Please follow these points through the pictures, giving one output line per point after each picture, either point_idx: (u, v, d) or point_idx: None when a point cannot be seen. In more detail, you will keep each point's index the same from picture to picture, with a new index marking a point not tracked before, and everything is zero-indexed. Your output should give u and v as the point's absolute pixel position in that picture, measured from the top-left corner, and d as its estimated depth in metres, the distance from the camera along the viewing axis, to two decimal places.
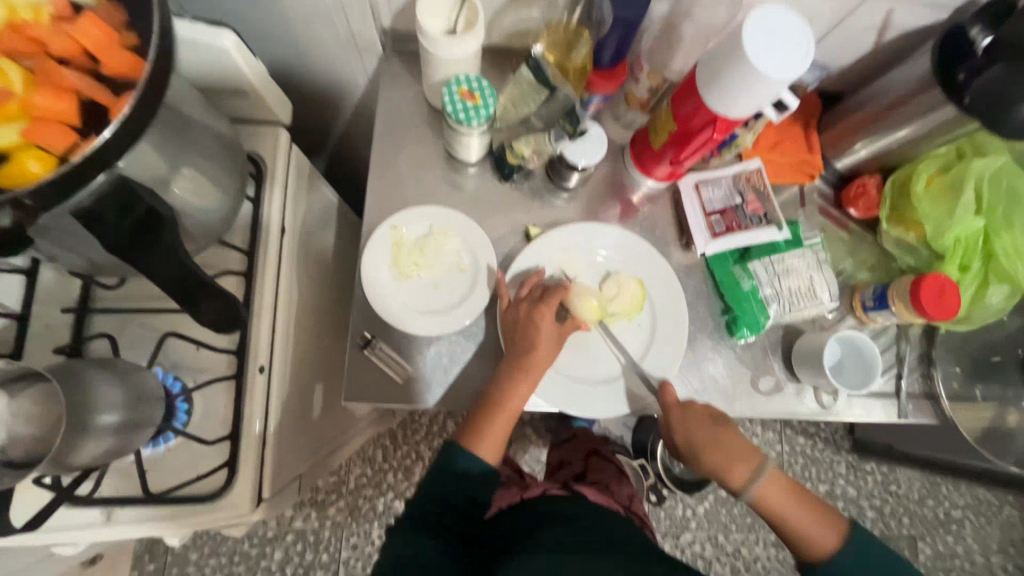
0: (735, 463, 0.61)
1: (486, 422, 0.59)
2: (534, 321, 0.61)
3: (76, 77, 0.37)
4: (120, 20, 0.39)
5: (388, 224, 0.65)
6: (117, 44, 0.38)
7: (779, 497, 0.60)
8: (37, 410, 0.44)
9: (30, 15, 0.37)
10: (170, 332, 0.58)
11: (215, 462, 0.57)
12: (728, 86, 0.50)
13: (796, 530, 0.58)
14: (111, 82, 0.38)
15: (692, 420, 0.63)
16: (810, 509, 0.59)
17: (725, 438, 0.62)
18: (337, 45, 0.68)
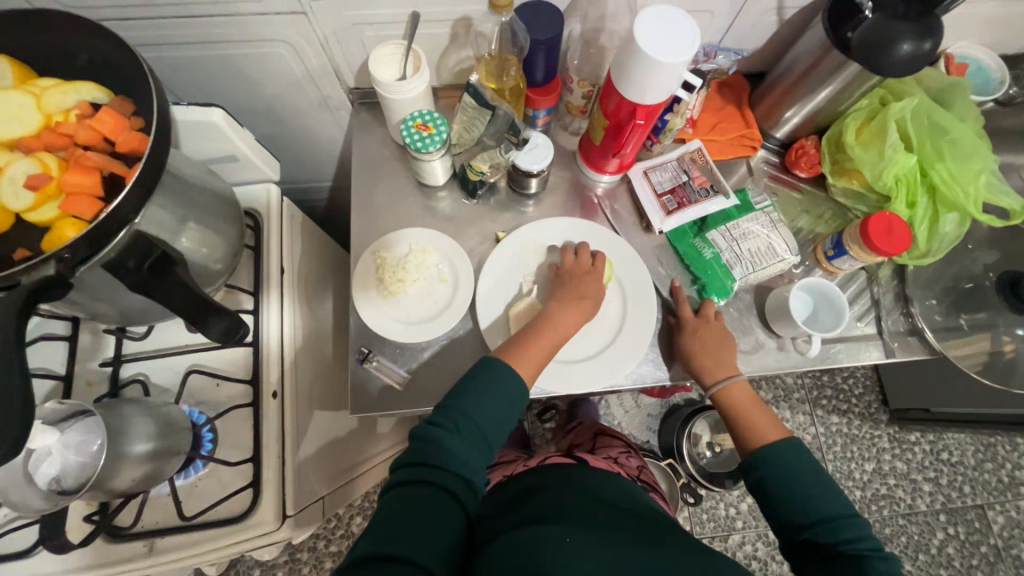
0: (720, 366, 0.68)
1: (532, 344, 0.64)
2: (587, 273, 0.71)
3: (99, 157, 0.46)
4: (130, 109, 0.49)
5: (372, 250, 0.73)
6: (128, 128, 0.48)
7: (744, 402, 0.66)
8: (84, 439, 0.52)
9: (61, 117, 0.47)
10: (192, 369, 0.65)
11: (241, 484, 0.63)
12: (636, 77, 0.58)
13: (750, 425, 0.64)
14: (125, 158, 0.48)
15: (704, 329, 0.70)
16: (767, 417, 0.65)
17: (722, 348, 0.69)
18: (313, 108, 0.80)
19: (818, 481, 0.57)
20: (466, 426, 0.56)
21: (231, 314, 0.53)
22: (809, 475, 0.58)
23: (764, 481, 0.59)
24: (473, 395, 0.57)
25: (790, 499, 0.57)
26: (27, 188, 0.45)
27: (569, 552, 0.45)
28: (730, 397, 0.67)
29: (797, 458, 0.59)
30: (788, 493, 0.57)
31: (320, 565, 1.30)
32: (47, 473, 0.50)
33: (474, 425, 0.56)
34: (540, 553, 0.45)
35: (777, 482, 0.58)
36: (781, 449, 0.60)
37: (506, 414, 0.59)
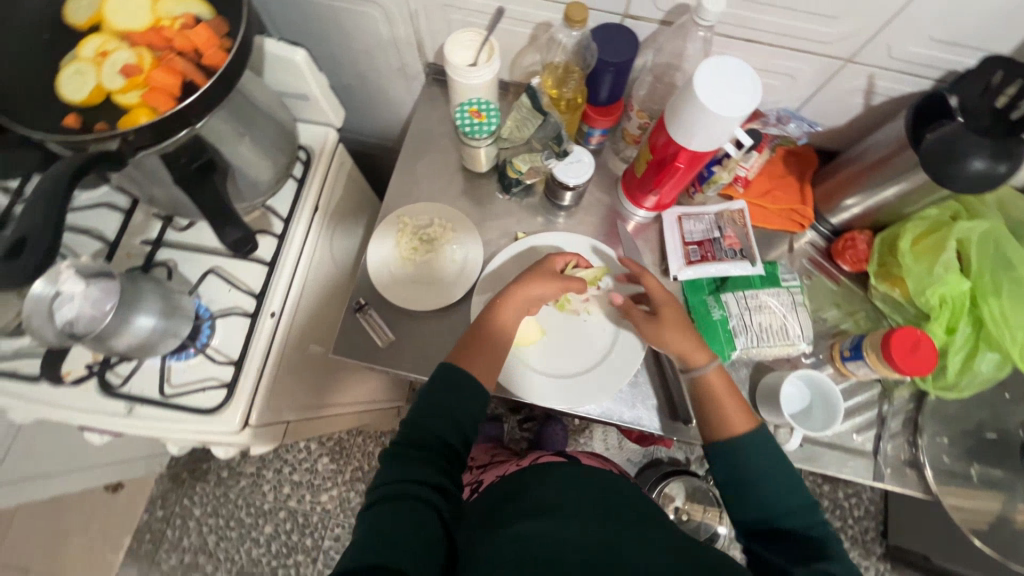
0: (691, 352, 0.64)
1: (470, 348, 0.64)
2: (544, 276, 0.68)
3: (184, 62, 0.53)
4: (224, 30, 0.55)
5: (396, 213, 0.77)
6: (217, 45, 0.53)
7: (720, 387, 0.62)
8: (102, 296, 0.58)
9: (169, 23, 0.54)
10: (212, 270, 0.71)
11: (215, 382, 0.68)
12: (685, 121, 0.58)
13: (722, 413, 0.60)
14: (205, 70, 0.54)
15: (672, 308, 0.67)
16: (740, 404, 0.61)
17: (689, 327, 0.66)
18: (390, 72, 0.85)
19: (786, 473, 0.56)
20: (434, 437, 0.56)
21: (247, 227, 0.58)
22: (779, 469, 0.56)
23: (740, 476, 0.56)
24: (435, 407, 0.57)
25: (764, 493, 0.55)
26: (122, 74, 0.52)
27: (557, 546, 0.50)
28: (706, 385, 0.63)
29: (772, 458, 0.57)
30: (760, 491, 0.55)
31: (279, 488, 1.55)
32: (65, 316, 0.57)
33: (448, 433, 0.57)
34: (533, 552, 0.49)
35: (749, 479, 0.56)
36: (753, 441, 0.57)
37: (477, 410, 0.59)
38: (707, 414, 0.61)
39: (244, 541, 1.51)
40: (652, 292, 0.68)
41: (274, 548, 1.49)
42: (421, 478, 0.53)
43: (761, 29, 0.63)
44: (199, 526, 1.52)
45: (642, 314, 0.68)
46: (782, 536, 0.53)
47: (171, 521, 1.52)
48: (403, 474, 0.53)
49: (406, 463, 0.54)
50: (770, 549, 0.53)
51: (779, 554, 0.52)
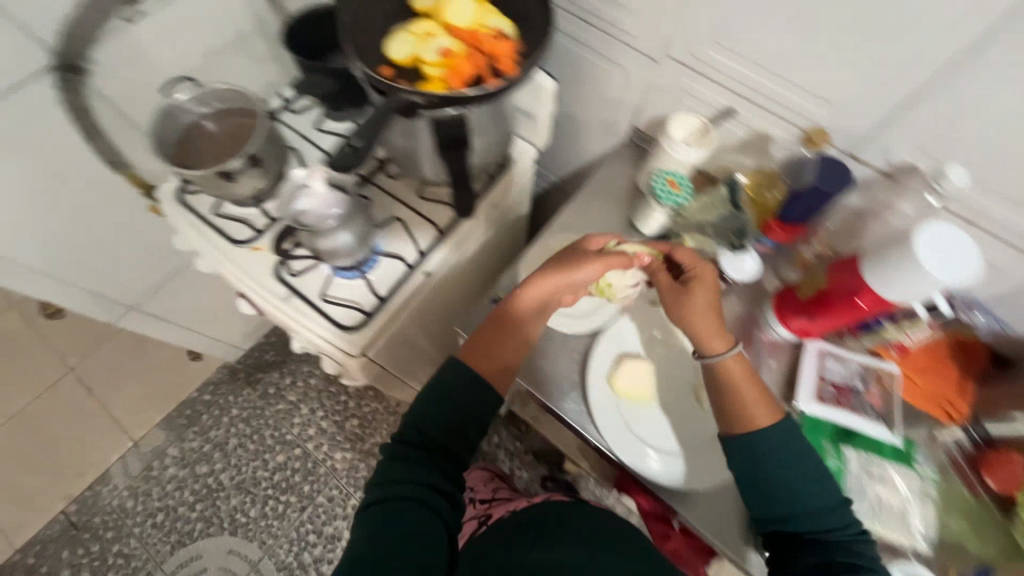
0: (713, 336, 0.66)
1: (493, 337, 0.67)
2: (583, 260, 0.69)
3: (486, 64, 0.65)
4: (520, 51, 0.67)
5: (557, 236, 0.85)
6: (512, 60, 0.66)
7: (744, 376, 0.64)
8: (333, 206, 0.70)
9: (484, 30, 0.67)
10: (397, 217, 0.82)
11: (359, 307, 0.77)
12: (888, 266, 0.60)
13: (745, 406, 0.62)
14: (494, 73, 0.66)
15: (703, 289, 0.67)
16: (764, 399, 0.63)
17: (715, 313, 0.67)
18: (599, 122, 0.95)
19: (801, 452, 0.60)
20: (430, 443, 0.61)
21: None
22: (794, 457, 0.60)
23: (756, 475, 0.60)
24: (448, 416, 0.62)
25: (783, 496, 0.58)
26: (438, 52, 0.65)
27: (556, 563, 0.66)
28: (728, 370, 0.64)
29: (794, 442, 0.60)
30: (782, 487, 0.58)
31: (306, 426, 1.63)
32: (301, 204, 0.70)
33: (439, 438, 0.61)
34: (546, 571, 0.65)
35: (769, 475, 0.59)
36: (780, 427, 0.61)
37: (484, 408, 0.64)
38: (737, 410, 0.62)
39: (259, 458, 1.59)
40: (686, 266, 0.70)
41: (279, 478, 1.56)
42: (410, 493, 0.57)
43: (988, 215, 0.64)
44: (230, 424, 1.63)
45: (672, 281, 0.70)
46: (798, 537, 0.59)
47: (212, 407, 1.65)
48: (401, 479, 0.58)
49: (402, 468, 0.59)
50: (791, 550, 0.59)
51: (800, 559, 0.57)
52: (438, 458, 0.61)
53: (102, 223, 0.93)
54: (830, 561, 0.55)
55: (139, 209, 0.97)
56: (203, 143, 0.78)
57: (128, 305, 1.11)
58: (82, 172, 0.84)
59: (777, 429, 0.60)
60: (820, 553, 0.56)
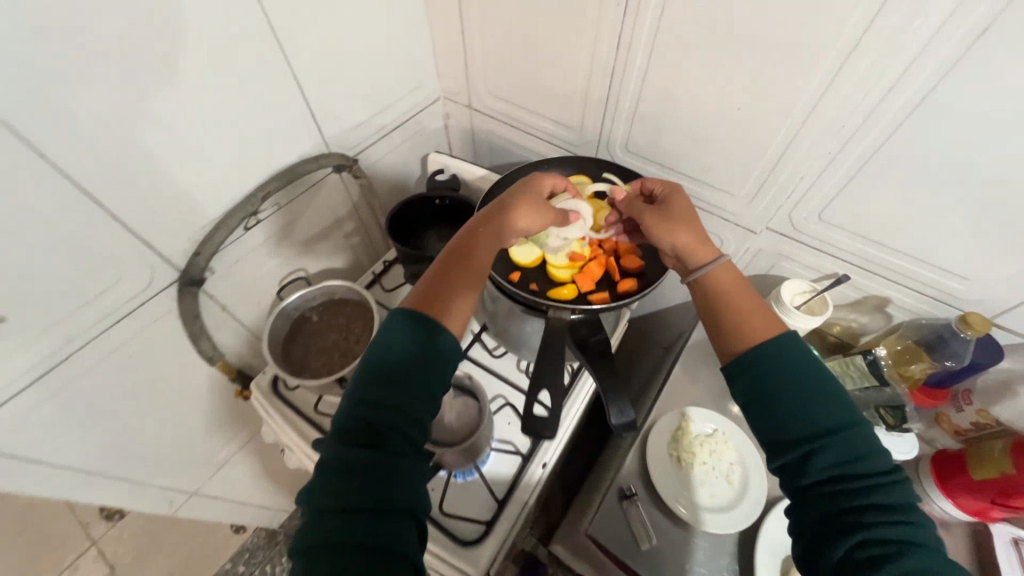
0: (698, 248, 0.64)
1: (443, 300, 0.59)
2: (525, 202, 0.65)
3: (612, 261, 0.73)
4: (638, 252, 0.75)
5: (681, 411, 0.79)
6: (634, 267, 0.73)
7: (730, 283, 0.63)
8: (463, 413, 0.70)
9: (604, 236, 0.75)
10: (508, 402, 0.79)
11: (477, 517, 0.70)
12: None
13: (739, 325, 0.61)
14: (617, 279, 0.73)
15: (674, 207, 0.67)
16: (754, 311, 0.62)
17: (693, 227, 0.65)
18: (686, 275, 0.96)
19: (823, 395, 0.55)
20: (351, 461, 0.50)
21: (631, 405, 0.60)
22: (813, 388, 0.55)
23: (762, 400, 0.56)
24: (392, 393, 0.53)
25: (779, 424, 0.55)
26: (567, 257, 0.72)
27: None
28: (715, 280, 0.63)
29: (796, 359, 0.57)
30: (848, 495, 0.51)
31: None
32: (446, 418, 0.69)
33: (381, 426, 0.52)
34: None
35: (802, 426, 0.54)
36: (780, 343, 0.58)
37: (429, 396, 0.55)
38: (738, 323, 0.61)
39: None
40: (660, 192, 0.71)
41: None
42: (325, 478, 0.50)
43: None
44: None
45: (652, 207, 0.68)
46: (839, 507, 0.51)
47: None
48: (339, 490, 0.48)
49: (355, 489, 0.48)
50: (834, 527, 0.50)
51: (819, 512, 0.52)
52: (362, 486, 0.48)
53: (187, 414, 0.89)
54: (871, 539, 0.47)
55: (223, 392, 0.94)
56: (312, 338, 0.81)
57: (191, 490, 1.02)
58: (181, 369, 0.83)
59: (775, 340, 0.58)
60: (862, 532, 0.48)
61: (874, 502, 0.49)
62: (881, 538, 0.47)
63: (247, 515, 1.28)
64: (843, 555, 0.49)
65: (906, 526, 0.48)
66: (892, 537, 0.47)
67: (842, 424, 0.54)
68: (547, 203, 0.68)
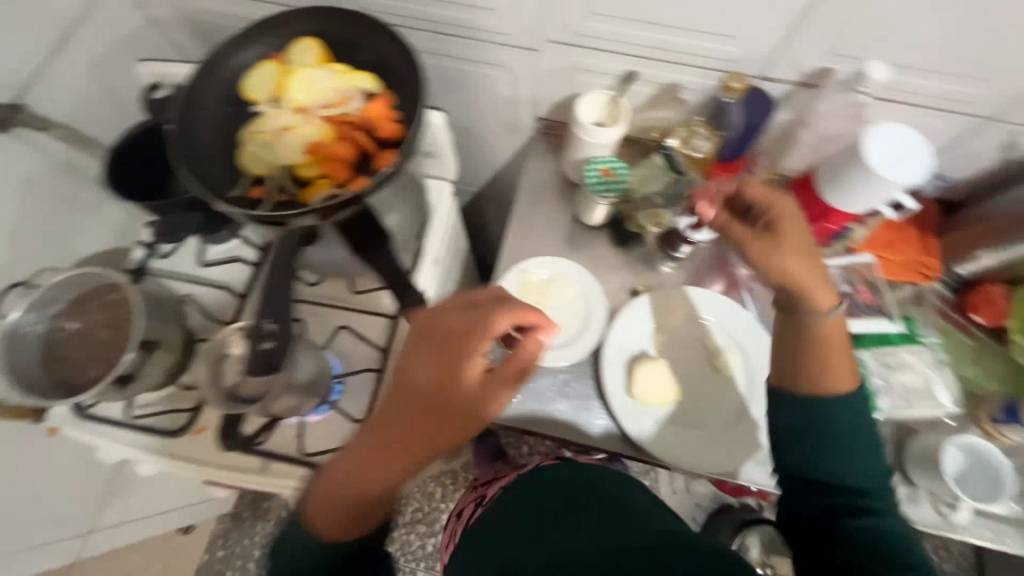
0: (817, 288, 0.54)
1: (353, 466, 0.45)
2: (475, 338, 0.46)
3: (361, 126, 0.55)
4: (396, 102, 0.56)
5: (518, 267, 0.78)
6: (392, 121, 0.55)
7: (836, 343, 0.54)
8: (261, 358, 0.58)
9: (342, 101, 0.56)
10: (342, 325, 0.73)
11: (349, 442, 0.68)
12: (851, 189, 0.58)
13: (830, 363, 0.53)
14: (378, 144, 0.56)
15: (789, 240, 0.56)
16: (844, 356, 0.54)
17: (816, 268, 0.55)
18: (502, 129, 0.88)
19: (855, 393, 0.53)
20: (330, 561, 0.46)
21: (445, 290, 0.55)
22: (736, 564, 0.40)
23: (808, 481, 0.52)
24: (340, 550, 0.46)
25: (832, 460, 0.51)
26: (302, 149, 0.54)
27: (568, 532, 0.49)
28: (827, 330, 0.54)
29: (857, 417, 0.52)
30: (800, 460, 0.52)
31: None
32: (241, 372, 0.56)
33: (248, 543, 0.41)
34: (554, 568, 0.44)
35: (818, 497, 0.50)
36: (842, 402, 0.52)
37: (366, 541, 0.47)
38: (808, 364, 0.54)
39: None
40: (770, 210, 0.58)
41: None
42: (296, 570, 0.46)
43: (909, 93, 0.63)
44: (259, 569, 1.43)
45: (752, 230, 0.59)
46: (820, 501, 0.50)
47: (230, 563, 1.44)
48: None
49: None
50: (828, 514, 0.49)
51: (807, 502, 0.51)
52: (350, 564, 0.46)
53: None
54: (858, 514, 0.47)
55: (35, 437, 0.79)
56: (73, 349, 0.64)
57: None
58: None
59: (846, 394, 0.52)
60: (861, 506, 0.48)
61: (876, 492, 0.49)
62: (869, 506, 0.48)
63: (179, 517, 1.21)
64: (837, 532, 0.47)
65: (881, 507, 0.48)
66: (869, 506, 0.48)
67: (882, 470, 0.51)
68: (485, 315, 0.47)
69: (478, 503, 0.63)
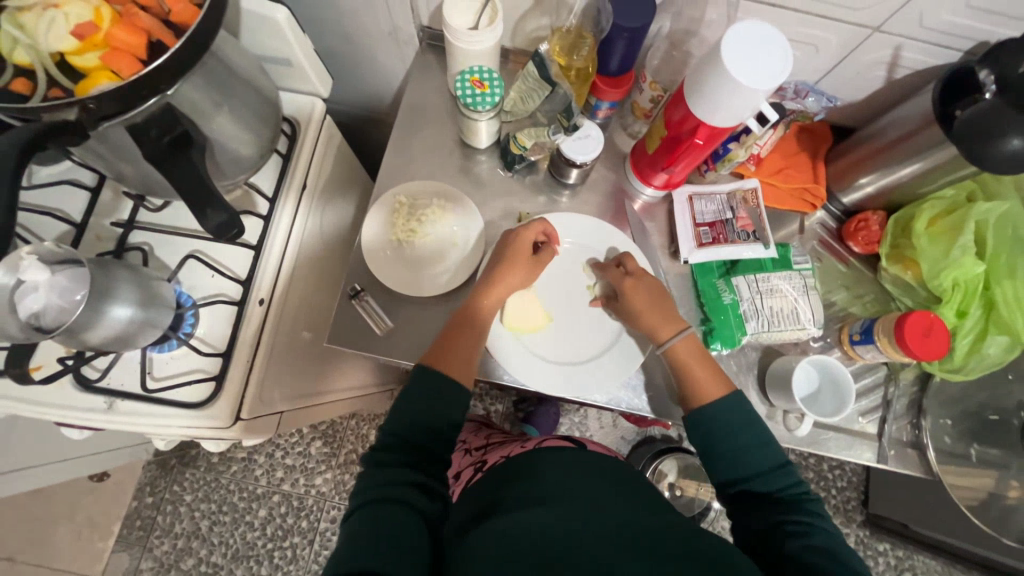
0: (661, 323, 0.64)
1: (440, 356, 0.60)
2: (515, 265, 0.66)
3: (153, 10, 0.47)
4: None
5: (393, 194, 0.73)
6: (187, 1, 0.47)
7: (692, 358, 0.62)
8: (70, 285, 0.52)
9: None
10: (194, 254, 0.67)
11: (204, 374, 0.64)
12: (714, 100, 0.54)
13: (692, 379, 0.61)
14: (175, 29, 0.47)
15: (640, 286, 0.66)
16: (706, 367, 0.61)
17: (656, 299, 0.65)
18: (383, 40, 0.78)
19: (765, 444, 0.56)
20: (413, 444, 0.55)
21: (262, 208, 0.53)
22: (697, 560, 0.46)
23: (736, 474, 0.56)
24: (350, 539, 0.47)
25: (744, 464, 0.56)
26: (73, 33, 0.45)
27: (534, 516, 0.50)
28: (679, 355, 0.63)
29: (751, 412, 0.58)
30: (739, 444, 0.57)
31: (272, 471, 1.45)
32: (39, 306, 0.51)
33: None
34: (556, 553, 0.46)
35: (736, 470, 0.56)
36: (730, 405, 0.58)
37: (365, 497, 0.50)
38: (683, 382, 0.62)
39: (237, 528, 1.40)
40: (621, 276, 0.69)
41: (269, 531, 1.40)
42: (406, 482, 0.51)
43: None
44: (191, 512, 1.41)
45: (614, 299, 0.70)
46: (768, 519, 0.52)
47: (161, 508, 1.42)
48: None
49: None
50: (777, 534, 0.50)
51: (756, 519, 0.53)
52: (424, 460, 0.54)
53: None
54: (798, 531, 0.50)
55: None
56: None
57: None
58: None
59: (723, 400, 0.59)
60: (792, 522, 0.51)
61: (803, 514, 0.51)
62: (804, 523, 0.50)
63: (88, 465, 1.17)
64: (779, 547, 0.49)
65: (808, 520, 0.51)
66: (805, 522, 0.50)
67: (795, 479, 0.55)
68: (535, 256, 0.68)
69: (477, 468, 0.72)
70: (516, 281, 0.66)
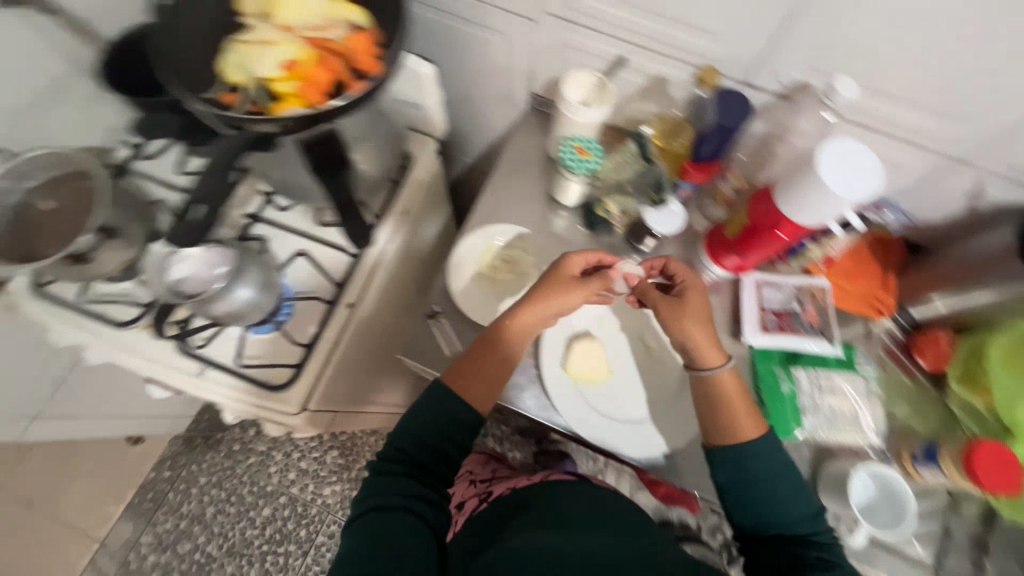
0: (710, 348, 0.61)
1: (462, 379, 0.61)
2: (562, 290, 0.64)
3: (342, 55, 0.57)
4: (378, 38, 0.59)
5: (484, 231, 0.79)
6: (371, 52, 0.58)
7: (734, 392, 0.60)
8: (217, 261, 0.63)
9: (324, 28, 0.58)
10: (303, 253, 0.75)
11: (285, 361, 0.70)
12: (805, 200, 0.58)
13: (732, 416, 0.59)
14: (355, 72, 0.57)
15: (694, 301, 0.63)
16: (745, 404, 0.60)
17: (708, 319, 0.63)
18: (497, 100, 0.90)
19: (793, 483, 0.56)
20: (414, 458, 0.57)
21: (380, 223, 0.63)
22: None
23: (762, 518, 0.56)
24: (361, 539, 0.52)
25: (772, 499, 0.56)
26: (280, 66, 0.56)
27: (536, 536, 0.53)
28: (720, 387, 0.61)
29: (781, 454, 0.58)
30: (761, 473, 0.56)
31: (286, 471, 1.47)
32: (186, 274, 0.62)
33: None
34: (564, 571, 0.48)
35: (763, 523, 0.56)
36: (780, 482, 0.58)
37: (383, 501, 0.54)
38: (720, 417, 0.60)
39: (239, 521, 1.41)
40: (679, 278, 0.66)
41: (268, 533, 1.40)
42: (406, 492, 0.55)
43: (878, 120, 0.65)
44: (202, 495, 1.44)
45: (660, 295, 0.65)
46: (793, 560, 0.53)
47: (174, 484, 1.45)
48: None
49: None
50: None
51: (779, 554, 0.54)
52: (423, 473, 0.57)
53: None
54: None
55: None
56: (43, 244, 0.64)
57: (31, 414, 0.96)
58: None
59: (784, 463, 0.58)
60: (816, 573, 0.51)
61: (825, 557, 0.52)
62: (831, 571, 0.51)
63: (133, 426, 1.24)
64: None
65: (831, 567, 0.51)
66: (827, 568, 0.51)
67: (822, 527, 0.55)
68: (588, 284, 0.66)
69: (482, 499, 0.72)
70: (562, 310, 0.65)
